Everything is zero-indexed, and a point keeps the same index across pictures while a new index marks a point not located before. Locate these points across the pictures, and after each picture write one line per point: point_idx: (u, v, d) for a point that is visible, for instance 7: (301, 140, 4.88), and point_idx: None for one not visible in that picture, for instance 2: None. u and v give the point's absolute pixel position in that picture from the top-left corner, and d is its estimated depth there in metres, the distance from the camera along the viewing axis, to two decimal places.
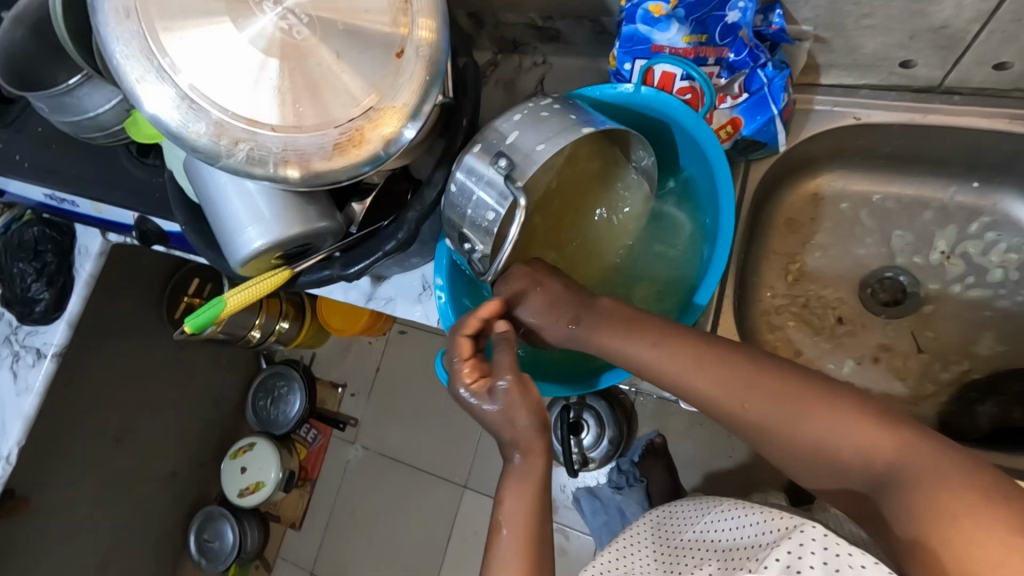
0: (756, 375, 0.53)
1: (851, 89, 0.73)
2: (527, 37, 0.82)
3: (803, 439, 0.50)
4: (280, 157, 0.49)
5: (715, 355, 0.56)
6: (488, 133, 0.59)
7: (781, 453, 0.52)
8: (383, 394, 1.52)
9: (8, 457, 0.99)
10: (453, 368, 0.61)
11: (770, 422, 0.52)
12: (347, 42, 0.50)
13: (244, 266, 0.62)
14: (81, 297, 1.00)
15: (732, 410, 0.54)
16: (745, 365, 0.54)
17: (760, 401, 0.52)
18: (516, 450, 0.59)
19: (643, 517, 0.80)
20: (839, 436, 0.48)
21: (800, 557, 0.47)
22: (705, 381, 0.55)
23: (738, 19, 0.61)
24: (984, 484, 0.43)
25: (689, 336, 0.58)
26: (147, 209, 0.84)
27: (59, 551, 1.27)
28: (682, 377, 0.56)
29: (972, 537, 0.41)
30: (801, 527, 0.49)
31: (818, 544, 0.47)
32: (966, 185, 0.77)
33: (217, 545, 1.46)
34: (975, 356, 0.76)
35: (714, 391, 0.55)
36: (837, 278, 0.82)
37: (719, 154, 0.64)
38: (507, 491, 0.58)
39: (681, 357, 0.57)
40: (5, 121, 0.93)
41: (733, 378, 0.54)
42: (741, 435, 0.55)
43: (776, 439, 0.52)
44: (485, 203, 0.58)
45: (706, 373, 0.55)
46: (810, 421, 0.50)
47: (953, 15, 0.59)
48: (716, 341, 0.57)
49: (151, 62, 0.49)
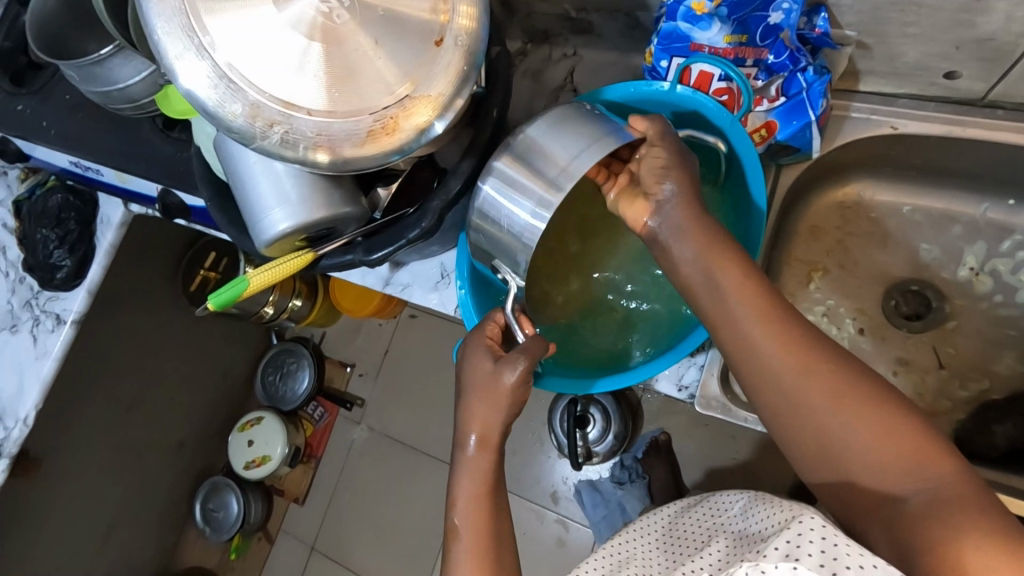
0: (802, 345, 0.51)
1: (889, 98, 0.71)
2: (559, 28, 0.81)
3: (822, 419, 0.49)
4: (312, 142, 0.49)
5: (782, 318, 0.53)
6: (517, 140, 0.59)
7: (799, 426, 0.50)
8: (394, 377, 1.53)
9: (25, 419, 1.00)
10: (484, 323, 0.64)
11: (812, 396, 0.49)
12: (385, 28, 0.49)
13: (268, 247, 0.62)
14: (102, 265, 1.01)
15: (773, 370, 0.51)
16: (805, 337, 0.52)
17: (813, 372, 0.50)
18: (472, 436, 0.60)
19: (659, 510, 0.80)
20: (864, 429, 0.47)
21: (797, 545, 0.45)
22: (766, 337, 0.52)
23: (781, 21, 0.60)
24: (998, 512, 0.42)
25: (768, 290, 0.54)
26: (171, 182, 0.84)
27: (69, 512, 1.29)
28: (741, 328, 0.53)
29: (976, 549, 0.40)
30: (798, 516, 0.47)
31: (815, 534, 0.45)
32: (1000, 202, 0.75)
33: (221, 515, 1.49)
34: (995, 375, 0.75)
35: (769, 352, 0.52)
36: (860, 289, 0.81)
37: (754, 161, 0.63)
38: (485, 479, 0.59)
39: (753, 305, 0.53)
40: (33, 87, 0.93)
41: (797, 343, 0.51)
42: (763, 401, 0.52)
43: (802, 409, 0.50)
44: (517, 213, 0.59)
45: (773, 332, 0.52)
46: (850, 405, 0.48)
47: (1003, 27, 0.57)
48: (786, 309, 0.54)
49: (191, 40, 0.49)
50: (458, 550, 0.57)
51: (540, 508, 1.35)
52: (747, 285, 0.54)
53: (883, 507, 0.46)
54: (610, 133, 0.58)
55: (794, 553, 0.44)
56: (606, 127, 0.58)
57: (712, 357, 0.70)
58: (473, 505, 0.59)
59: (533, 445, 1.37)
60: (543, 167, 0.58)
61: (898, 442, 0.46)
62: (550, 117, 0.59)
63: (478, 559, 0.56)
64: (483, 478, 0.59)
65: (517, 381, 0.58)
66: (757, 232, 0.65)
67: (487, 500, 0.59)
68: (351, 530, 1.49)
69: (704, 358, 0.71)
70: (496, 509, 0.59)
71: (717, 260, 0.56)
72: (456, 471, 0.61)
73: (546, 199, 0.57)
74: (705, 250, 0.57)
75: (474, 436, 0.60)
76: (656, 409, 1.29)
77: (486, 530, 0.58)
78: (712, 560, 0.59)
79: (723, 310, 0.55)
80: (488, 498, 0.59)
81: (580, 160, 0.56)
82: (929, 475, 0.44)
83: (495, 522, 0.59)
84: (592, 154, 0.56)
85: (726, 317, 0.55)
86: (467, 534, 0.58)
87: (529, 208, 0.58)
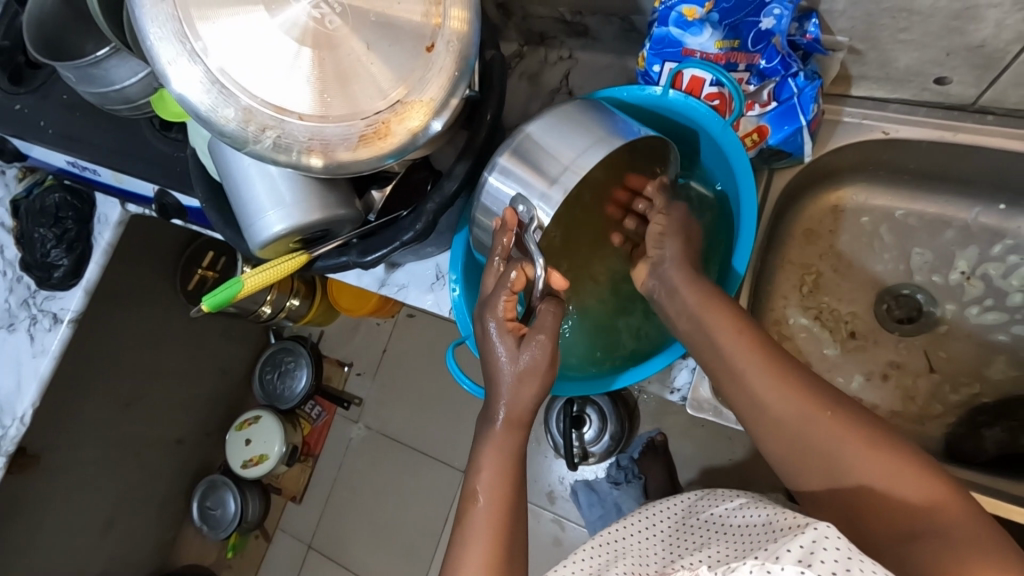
0: (790, 381, 0.54)
1: (881, 102, 0.72)
2: (555, 30, 0.81)
3: (815, 449, 0.51)
4: (305, 146, 0.49)
5: (777, 360, 0.55)
6: (521, 136, 0.59)
7: (800, 465, 0.52)
8: (391, 376, 1.54)
9: (23, 417, 1.01)
10: (498, 290, 0.59)
11: (802, 426, 0.52)
12: (378, 33, 0.50)
13: (263, 248, 0.62)
14: (99, 264, 1.02)
15: (771, 411, 0.54)
16: (799, 376, 0.54)
17: (797, 398, 0.53)
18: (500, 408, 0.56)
19: (666, 502, 0.78)
20: (855, 456, 0.49)
21: (812, 552, 0.44)
22: (761, 377, 0.55)
23: (773, 26, 0.60)
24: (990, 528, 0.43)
25: (751, 329, 0.58)
26: (169, 183, 0.85)
27: (67, 509, 1.30)
28: (737, 368, 0.56)
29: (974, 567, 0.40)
30: (816, 523, 0.46)
31: (834, 543, 0.44)
32: (991, 207, 0.76)
33: (219, 513, 1.49)
34: (986, 379, 0.75)
35: (759, 388, 0.54)
36: (853, 292, 0.81)
37: (751, 192, 0.64)
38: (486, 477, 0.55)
39: (749, 349, 0.56)
40: (31, 86, 0.93)
41: (790, 382, 0.54)
42: (763, 436, 0.55)
43: (797, 440, 0.52)
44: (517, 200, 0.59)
45: (761, 366, 0.55)
46: (838, 435, 0.50)
47: (993, 35, 0.57)
48: (782, 354, 0.56)
49: (183, 46, 0.49)
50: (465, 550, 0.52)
51: (536, 506, 1.35)
52: (737, 326, 0.58)
53: (890, 537, 0.46)
54: (615, 132, 0.59)
55: (809, 559, 0.44)
56: (611, 127, 0.59)
57: None
58: (490, 490, 0.54)
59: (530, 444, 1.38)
60: (543, 165, 0.58)
61: (885, 468, 0.48)
62: (553, 114, 0.59)
63: (489, 552, 0.51)
64: (506, 459, 0.55)
65: (546, 360, 0.56)
66: (744, 245, 0.65)
67: (508, 487, 0.54)
68: (349, 529, 1.50)
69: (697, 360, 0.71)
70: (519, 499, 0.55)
71: (714, 307, 0.60)
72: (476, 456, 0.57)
73: (546, 191, 0.58)
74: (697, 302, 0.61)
75: (505, 410, 0.56)
76: (652, 410, 1.30)
77: (503, 513, 0.53)
78: (712, 555, 0.59)
79: (720, 351, 0.58)
80: (510, 484, 0.55)
81: (585, 156, 0.57)
82: (922, 502, 0.46)
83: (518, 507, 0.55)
84: (596, 152, 0.57)
85: (727, 360, 0.57)
86: (482, 518, 0.53)
87: (532, 202, 0.58)
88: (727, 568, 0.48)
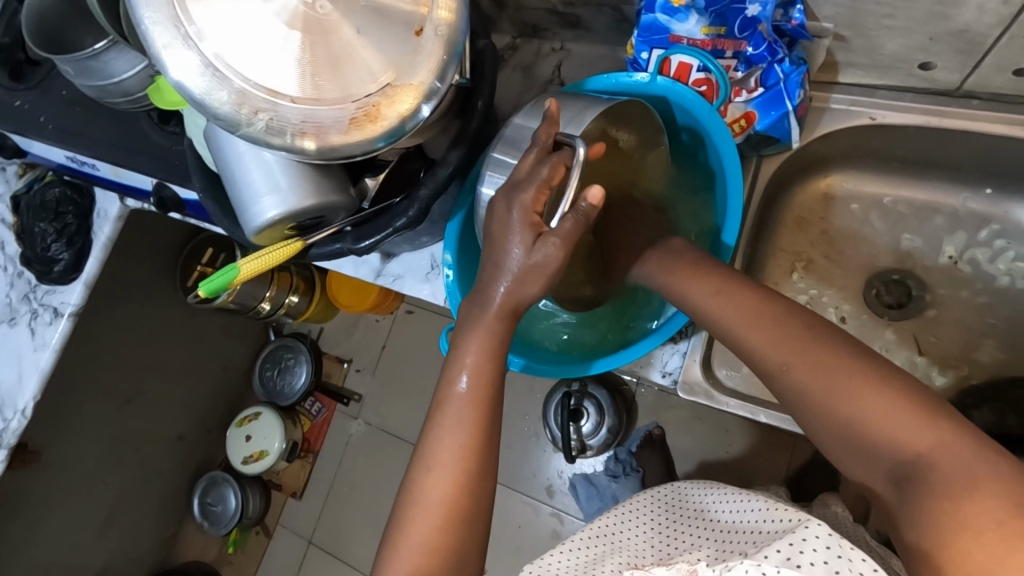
0: (803, 343, 0.51)
1: (869, 89, 0.73)
2: (547, 22, 0.82)
3: (819, 408, 0.49)
4: (298, 129, 0.50)
5: (773, 313, 0.54)
6: (508, 131, 0.62)
7: (808, 413, 0.50)
8: (388, 369, 1.55)
9: (24, 410, 1.01)
10: (521, 193, 0.56)
11: (810, 389, 0.50)
12: (369, 19, 0.51)
13: (257, 236, 0.64)
14: (98, 258, 1.03)
15: (773, 370, 0.53)
16: (795, 335, 0.52)
17: (786, 348, 0.52)
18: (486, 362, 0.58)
19: (650, 490, 0.79)
20: (862, 408, 0.47)
21: (800, 551, 0.47)
22: (757, 338, 0.54)
23: (758, 13, 0.61)
24: (1000, 471, 0.41)
25: (739, 282, 0.58)
26: (167, 176, 0.86)
27: (69, 504, 1.31)
28: (730, 330, 0.56)
29: (970, 531, 0.40)
30: (805, 522, 0.49)
31: (821, 542, 0.47)
32: (978, 192, 0.77)
33: (219, 509, 1.50)
34: (975, 362, 0.76)
35: (765, 353, 0.53)
36: (845, 279, 0.82)
37: (736, 171, 0.66)
38: (446, 414, 0.57)
39: (741, 305, 0.56)
40: (31, 83, 0.95)
41: (782, 336, 0.53)
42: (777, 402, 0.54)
43: (802, 402, 0.51)
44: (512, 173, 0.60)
45: (766, 332, 0.54)
46: (850, 393, 0.48)
47: (975, 19, 0.58)
48: (771, 302, 0.55)
49: (178, 30, 0.50)
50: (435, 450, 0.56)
51: (535, 501, 1.36)
52: (743, 289, 0.58)
53: (893, 495, 0.46)
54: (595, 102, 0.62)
55: (796, 558, 0.47)
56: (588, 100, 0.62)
57: (694, 343, 0.72)
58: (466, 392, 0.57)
59: (529, 440, 1.38)
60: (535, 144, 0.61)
61: (889, 419, 0.46)
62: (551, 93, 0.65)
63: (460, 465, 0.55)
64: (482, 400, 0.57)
65: (558, 256, 0.55)
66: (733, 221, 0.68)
67: (484, 387, 0.57)
68: (348, 524, 1.51)
69: (687, 345, 0.72)
70: (495, 411, 0.57)
71: (709, 275, 0.61)
72: (462, 331, 0.59)
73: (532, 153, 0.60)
74: (688, 267, 0.63)
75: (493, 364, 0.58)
76: (651, 403, 1.31)
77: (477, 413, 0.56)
78: (708, 553, 0.59)
79: (726, 318, 0.57)
80: (485, 382, 0.57)
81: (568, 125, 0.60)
82: (925, 451, 0.44)
83: (491, 425, 0.57)
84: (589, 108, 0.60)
85: (722, 324, 0.57)
86: (454, 404, 0.57)
87: None
88: (723, 567, 0.49)
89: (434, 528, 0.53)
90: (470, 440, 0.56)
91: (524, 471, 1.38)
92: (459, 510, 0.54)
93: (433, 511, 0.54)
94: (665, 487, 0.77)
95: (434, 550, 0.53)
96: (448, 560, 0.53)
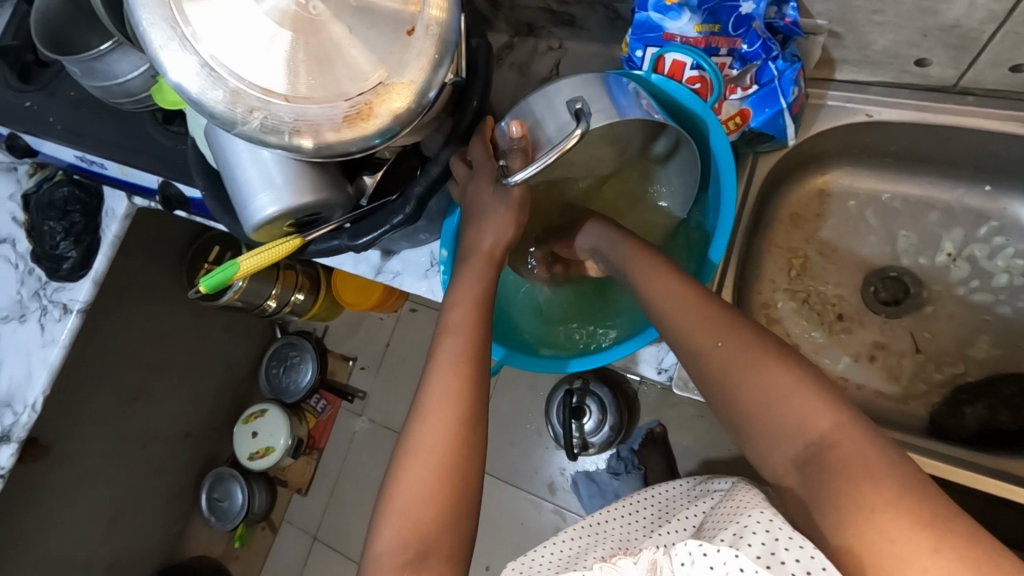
0: (777, 354, 0.52)
1: (864, 85, 0.73)
2: (543, 21, 0.83)
3: (751, 395, 0.51)
4: (293, 127, 0.51)
5: (733, 331, 0.55)
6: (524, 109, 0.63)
7: (748, 423, 0.51)
8: (392, 367, 1.57)
9: (34, 404, 1.03)
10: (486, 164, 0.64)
11: (767, 396, 0.50)
12: (358, 18, 0.52)
13: (257, 232, 0.65)
14: (107, 256, 1.05)
15: (734, 377, 0.53)
16: (768, 341, 0.53)
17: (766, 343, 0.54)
18: (465, 339, 0.62)
19: (661, 488, 0.78)
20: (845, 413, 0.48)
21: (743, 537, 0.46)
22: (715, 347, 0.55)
23: (752, 11, 0.61)
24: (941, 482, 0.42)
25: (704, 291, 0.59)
26: (170, 175, 0.87)
27: (78, 498, 1.33)
28: (689, 342, 0.57)
29: (886, 532, 0.40)
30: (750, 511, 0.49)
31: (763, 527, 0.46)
32: (976, 188, 0.77)
33: (226, 504, 1.52)
34: (970, 359, 0.76)
35: (725, 358, 0.54)
36: (839, 274, 0.82)
37: (730, 167, 0.65)
38: (433, 381, 0.60)
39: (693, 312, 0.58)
40: (39, 85, 0.96)
41: (741, 346, 0.54)
42: (711, 402, 0.55)
43: (751, 406, 0.51)
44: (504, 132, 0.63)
45: (708, 334, 0.56)
46: (798, 407, 0.48)
47: (966, 14, 0.58)
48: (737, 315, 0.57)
49: (174, 31, 0.52)
50: (424, 428, 0.58)
51: (537, 498, 1.36)
52: (710, 305, 0.58)
53: (809, 492, 0.46)
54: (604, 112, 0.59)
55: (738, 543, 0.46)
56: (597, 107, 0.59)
57: None
58: (455, 340, 0.62)
59: (532, 437, 1.39)
60: (550, 123, 0.61)
61: (840, 433, 0.46)
62: (571, 81, 0.61)
63: (450, 430, 0.57)
64: (467, 378, 0.60)
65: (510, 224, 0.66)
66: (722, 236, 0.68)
67: (472, 342, 0.62)
68: (352, 520, 1.53)
69: None
70: (482, 359, 0.62)
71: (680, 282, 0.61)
72: (454, 299, 0.65)
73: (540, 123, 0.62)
74: (659, 271, 0.63)
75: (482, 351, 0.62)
76: (652, 401, 1.31)
77: (467, 358, 0.61)
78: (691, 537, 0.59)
79: (667, 306, 0.60)
80: (475, 342, 0.62)
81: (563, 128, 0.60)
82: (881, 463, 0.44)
83: (479, 402, 0.59)
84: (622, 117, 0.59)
85: (678, 333, 0.58)
86: (443, 374, 0.60)
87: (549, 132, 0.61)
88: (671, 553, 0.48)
89: (425, 484, 0.55)
90: (460, 386, 0.59)
91: (526, 469, 1.38)
92: (449, 470, 0.56)
93: (422, 471, 0.56)
94: (674, 487, 0.78)
95: (424, 504, 0.55)
96: (446, 502, 0.55)
